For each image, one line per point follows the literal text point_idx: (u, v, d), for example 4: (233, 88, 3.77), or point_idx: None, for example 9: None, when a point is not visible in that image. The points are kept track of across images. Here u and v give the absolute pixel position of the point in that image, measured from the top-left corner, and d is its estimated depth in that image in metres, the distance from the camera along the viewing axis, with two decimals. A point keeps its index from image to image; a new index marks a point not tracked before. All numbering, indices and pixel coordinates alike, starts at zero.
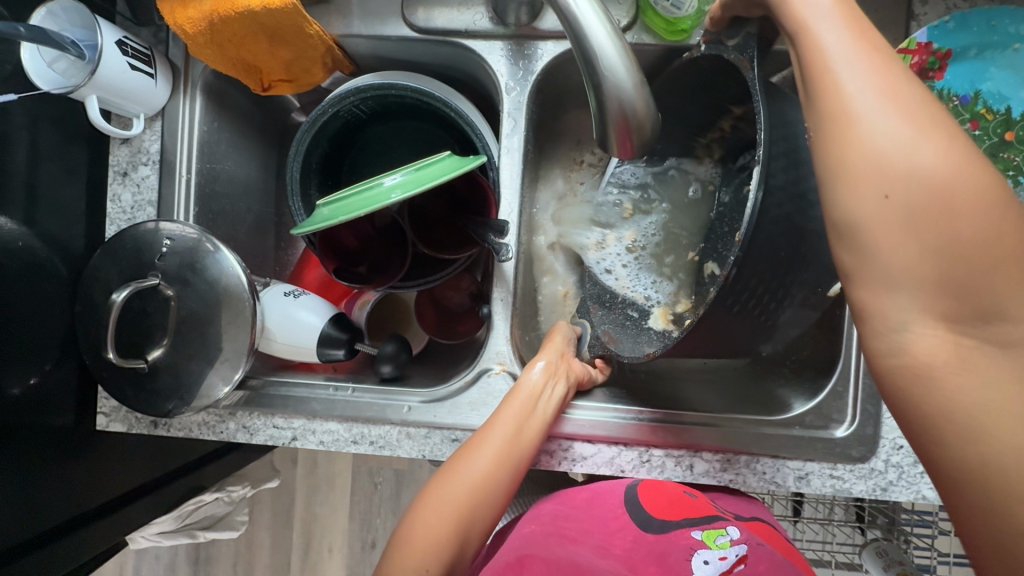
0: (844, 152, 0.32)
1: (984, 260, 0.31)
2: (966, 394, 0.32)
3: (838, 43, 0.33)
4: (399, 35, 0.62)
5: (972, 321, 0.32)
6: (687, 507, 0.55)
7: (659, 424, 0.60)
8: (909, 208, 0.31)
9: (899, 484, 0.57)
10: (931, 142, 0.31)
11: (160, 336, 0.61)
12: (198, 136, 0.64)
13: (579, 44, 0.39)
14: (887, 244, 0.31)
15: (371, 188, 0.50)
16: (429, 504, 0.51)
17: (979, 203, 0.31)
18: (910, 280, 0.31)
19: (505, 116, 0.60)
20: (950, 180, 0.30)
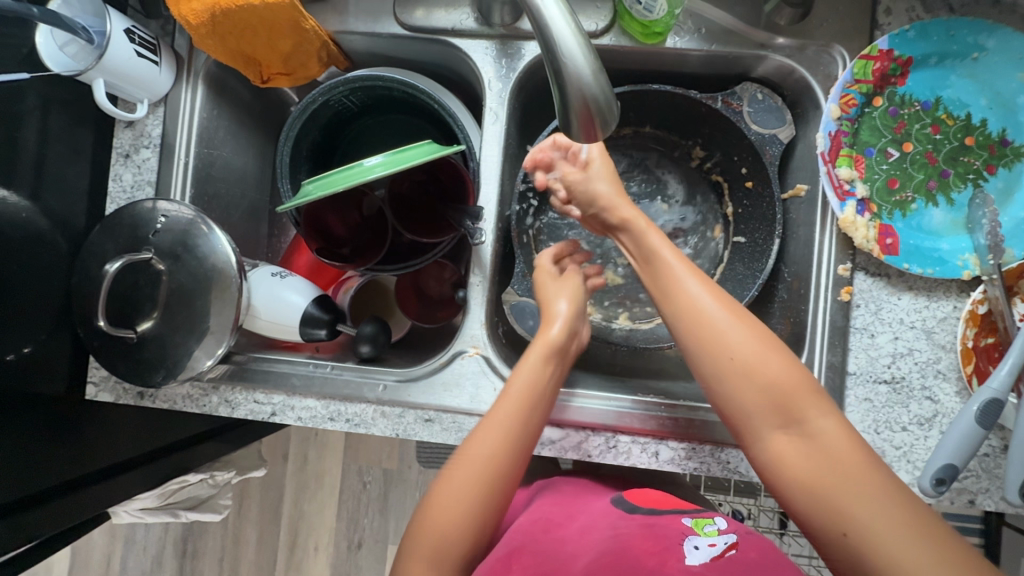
0: (693, 334, 0.48)
1: (792, 391, 0.45)
2: (816, 479, 0.43)
3: (677, 262, 0.52)
4: (390, 32, 0.65)
5: (805, 432, 0.44)
6: (672, 504, 0.60)
7: (628, 411, 0.61)
8: (731, 359, 0.46)
9: None
10: (731, 311, 0.48)
11: (150, 308, 0.64)
12: (197, 122, 0.68)
13: (544, 33, 0.42)
14: (734, 387, 0.46)
15: (351, 168, 0.52)
16: (449, 497, 0.50)
17: (776, 352, 0.46)
18: (751, 413, 0.46)
19: (487, 112, 0.63)
20: (758, 345, 0.46)
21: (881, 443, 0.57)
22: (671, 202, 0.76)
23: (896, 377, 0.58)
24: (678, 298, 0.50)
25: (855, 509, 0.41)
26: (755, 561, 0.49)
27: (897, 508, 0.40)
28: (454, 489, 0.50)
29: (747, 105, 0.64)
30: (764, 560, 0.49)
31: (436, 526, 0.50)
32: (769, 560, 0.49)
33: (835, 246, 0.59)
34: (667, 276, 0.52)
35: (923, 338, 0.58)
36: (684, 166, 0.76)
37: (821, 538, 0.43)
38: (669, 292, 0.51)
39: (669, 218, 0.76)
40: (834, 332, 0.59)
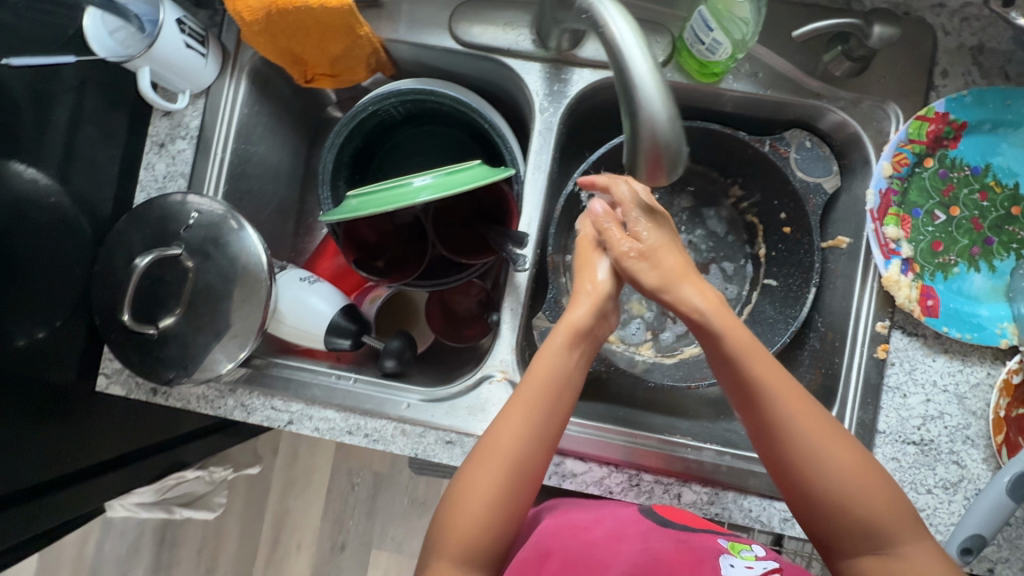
0: (777, 446, 0.47)
1: (880, 515, 0.45)
2: None
3: (749, 354, 0.48)
4: (443, 46, 0.64)
5: (896, 555, 0.44)
6: (703, 522, 0.56)
7: (652, 450, 0.60)
8: (794, 468, 0.46)
9: None
10: (809, 412, 0.47)
11: (173, 304, 0.62)
12: (238, 117, 0.66)
13: (624, 77, 0.41)
14: (822, 508, 0.46)
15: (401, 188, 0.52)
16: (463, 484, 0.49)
17: (868, 471, 0.45)
18: (827, 514, 0.46)
19: (535, 135, 0.63)
20: (847, 463, 0.46)
21: None
22: (701, 237, 0.76)
23: (924, 439, 0.57)
24: (761, 405, 0.48)
25: None
26: None
27: None
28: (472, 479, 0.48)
29: (795, 152, 0.64)
30: None
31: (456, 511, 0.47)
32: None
33: (874, 302, 0.59)
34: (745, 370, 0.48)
35: (955, 402, 0.57)
36: (718, 204, 0.76)
37: None
38: (753, 395, 0.48)
39: (699, 254, 0.76)
40: (868, 388, 0.58)
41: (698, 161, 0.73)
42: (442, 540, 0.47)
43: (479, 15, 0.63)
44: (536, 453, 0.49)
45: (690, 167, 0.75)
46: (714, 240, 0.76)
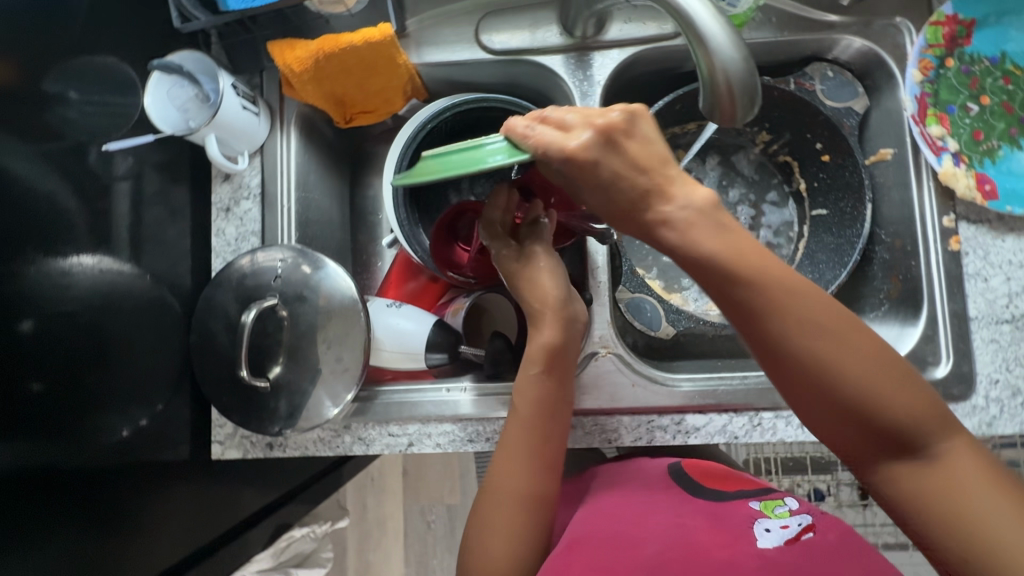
0: (829, 402, 0.38)
1: (932, 469, 0.38)
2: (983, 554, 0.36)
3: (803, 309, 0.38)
4: (474, 58, 0.68)
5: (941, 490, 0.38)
6: (740, 482, 0.57)
7: (768, 387, 0.62)
8: (848, 446, 0.40)
9: (1004, 417, 0.59)
10: (869, 384, 0.37)
11: (276, 354, 0.63)
12: (294, 167, 0.69)
13: (691, 29, 0.44)
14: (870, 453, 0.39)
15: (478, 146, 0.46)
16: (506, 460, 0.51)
17: (926, 418, 0.38)
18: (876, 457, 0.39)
19: None
20: (911, 415, 0.38)
21: (1016, 380, 0.59)
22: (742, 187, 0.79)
23: (1015, 315, 0.60)
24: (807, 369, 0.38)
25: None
26: (832, 541, 0.47)
27: None
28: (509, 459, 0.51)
29: (819, 84, 0.68)
30: (842, 542, 0.47)
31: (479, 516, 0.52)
32: (850, 542, 0.47)
33: (935, 200, 0.63)
34: (796, 326, 0.38)
35: None
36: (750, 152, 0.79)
37: None
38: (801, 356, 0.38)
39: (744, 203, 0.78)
40: (950, 279, 0.61)
41: None
42: (485, 504, 0.51)
43: (504, 23, 0.67)
44: (552, 443, 0.53)
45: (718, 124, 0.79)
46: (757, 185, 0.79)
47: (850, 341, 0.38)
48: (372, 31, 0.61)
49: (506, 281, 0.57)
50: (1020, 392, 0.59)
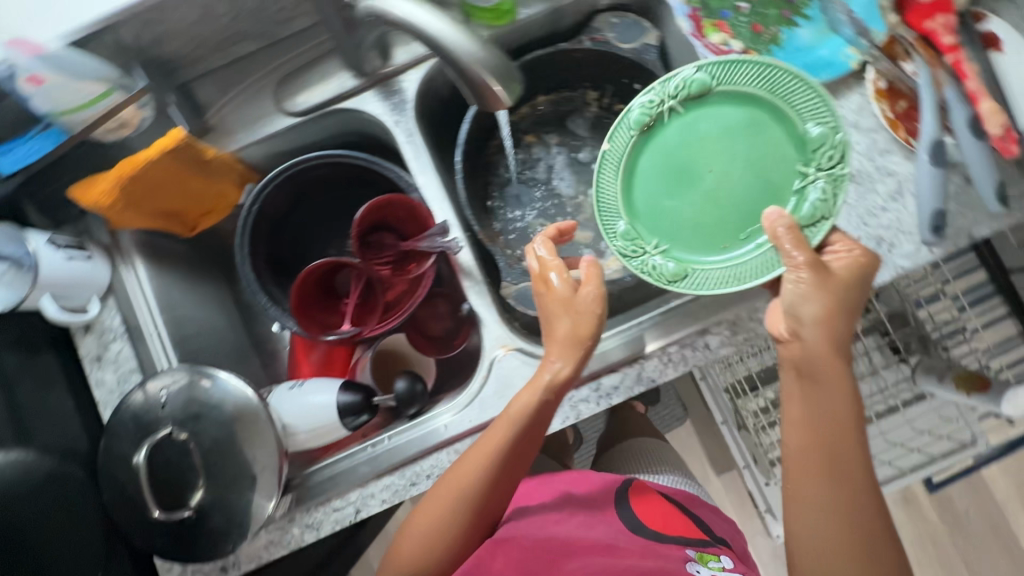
0: (829, 420, 0.49)
1: (854, 505, 0.48)
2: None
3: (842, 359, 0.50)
4: (284, 126, 0.68)
5: (868, 541, 0.47)
6: (678, 526, 0.69)
7: (664, 323, 0.64)
8: (804, 523, 0.49)
9: (878, 267, 0.63)
10: (841, 420, 0.49)
11: (194, 479, 0.62)
12: (151, 293, 0.67)
13: (430, 40, 0.47)
14: (806, 482, 0.49)
15: (642, 144, 0.57)
16: (448, 484, 0.57)
17: (866, 472, 0.49)
18: (819, 488, 0.48)
19: (406, 147, 0.67)
20: (862, 470, 0.49)
21: (876, 231, 0.63)
22: (588, 150, 0.82)
23: (852, 173, 0.64)
24: (835, 397, 0.49)
25: None
26: None
27: None
28: (458, 495, 0.56)
29: (610, 33, 0.71)
30: None
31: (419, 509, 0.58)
32: None
33: None
34: (824, 360, 0.50)
35: (853, 132, 0.64)
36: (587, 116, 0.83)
37: None
38: (830, 379, 0.50)
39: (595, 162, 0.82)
40: None
41: (549, 93, 0.81)
42: (419, 514, 0.58)
43: (299, 84, 0.68)
44: (512, 475, 0.57)
45: (545, 101, 0.82)
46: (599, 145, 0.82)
47: (828, 431, 0.49)
48: (165, 141, 0.60)
49: (548, 312, 0.55)
50: (883, 240, 0.62)
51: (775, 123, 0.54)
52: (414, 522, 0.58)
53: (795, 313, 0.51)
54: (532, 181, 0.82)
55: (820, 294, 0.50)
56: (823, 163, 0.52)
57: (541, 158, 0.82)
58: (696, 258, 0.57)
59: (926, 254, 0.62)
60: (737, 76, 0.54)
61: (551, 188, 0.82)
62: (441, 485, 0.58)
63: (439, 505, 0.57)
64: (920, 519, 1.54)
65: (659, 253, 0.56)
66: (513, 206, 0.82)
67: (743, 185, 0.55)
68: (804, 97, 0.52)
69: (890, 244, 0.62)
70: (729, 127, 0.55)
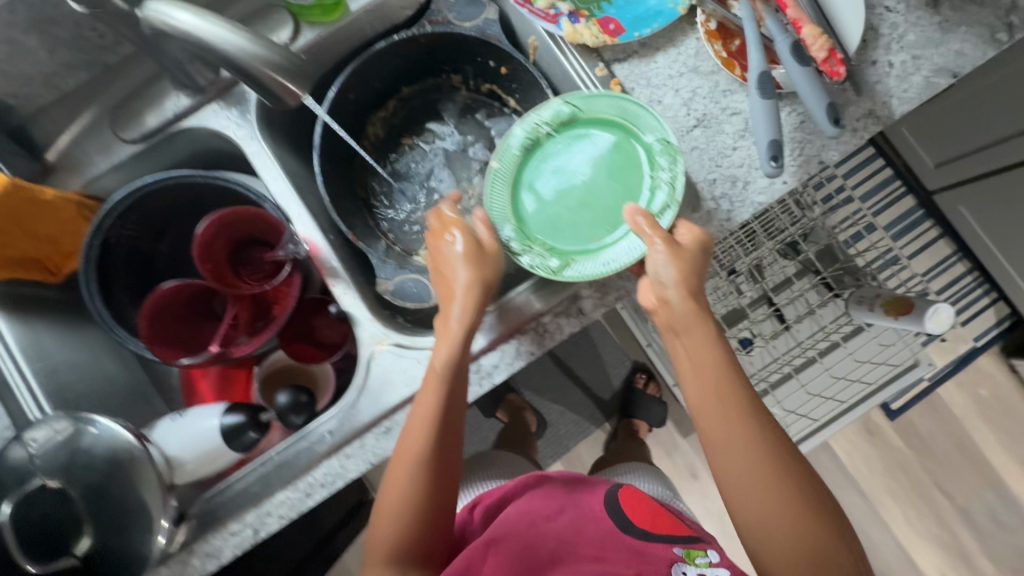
0: (703, 371, 0.54)
1: (750, 442, 0.53)
2: (759, 508, 0.53)
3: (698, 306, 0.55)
4: (127, 154, 0.66)
5: (772, 472, 0.53)
6: (668, 524, 0.68)
7: (537, 294, 0.63)
8: (729, 464, 0.54)
9: (736, 206, 0.63)
10: (716, 366, 0.54)
11: (79, 527, 0.59)
12: (15, 345, 0.65)
13: (203, 43, 0.46)
14: (710, 431, 0.54)
15: (519, 159, 0.62)
16: (395, 469, 0.57)
17: (750, 407, 0.54)
18: (717, 435, 0.54)
19: (257, 158, 0.65)
20: (744, 406, 0.54)
21: (729, 170, 0.63)
22: (461, 136, 0.82)
23: (699, 117, 0.64)
24: (698, 348, 0.54)
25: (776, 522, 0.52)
26: None
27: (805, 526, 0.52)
28: (405, 472, 0.56)
29: (450, 12, 0.71)
30: None
31: (383, 504, 0.58)
32: None
33: (582, 60, 0.65)
34: (683, 319, 0.55)
35: (695, 76, 0.64)
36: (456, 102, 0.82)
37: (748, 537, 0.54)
38: (688, 334, 0.54)
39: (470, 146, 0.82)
40: None
41: (413, 84, 0.81)
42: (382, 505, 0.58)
43: (134, 109, 0.66)
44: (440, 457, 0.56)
45: (411, 93, 0.82)
46: (472, 130, 0.82)
47: (715, 374, 0.54)
48: None
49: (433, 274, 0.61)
50: (736, 178, 0.62)
51: (628, 140, 0.61)
52: (382, 515, 0.58)
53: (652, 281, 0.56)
54: (409, 175, 0.81)
55: (673, 264, 0.54)
56: (666, 164, 0.58)
57: (416, 151, 0.82)
58: (575, 249, 0.60)
59: (779, 186, 0.62)
60: (600, 106, 0.61)
61: (430, 179, 0.81)
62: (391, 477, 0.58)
63: (392, 494, 0.57)
64: None
65: (541, 250, 0.59)
66: (394, 203, 0.81)
67: (606, 192, 0.62)
68: (650, 122, 0.60)
69: (744, 181, 0.63)
70: (588, 144, 0.62)
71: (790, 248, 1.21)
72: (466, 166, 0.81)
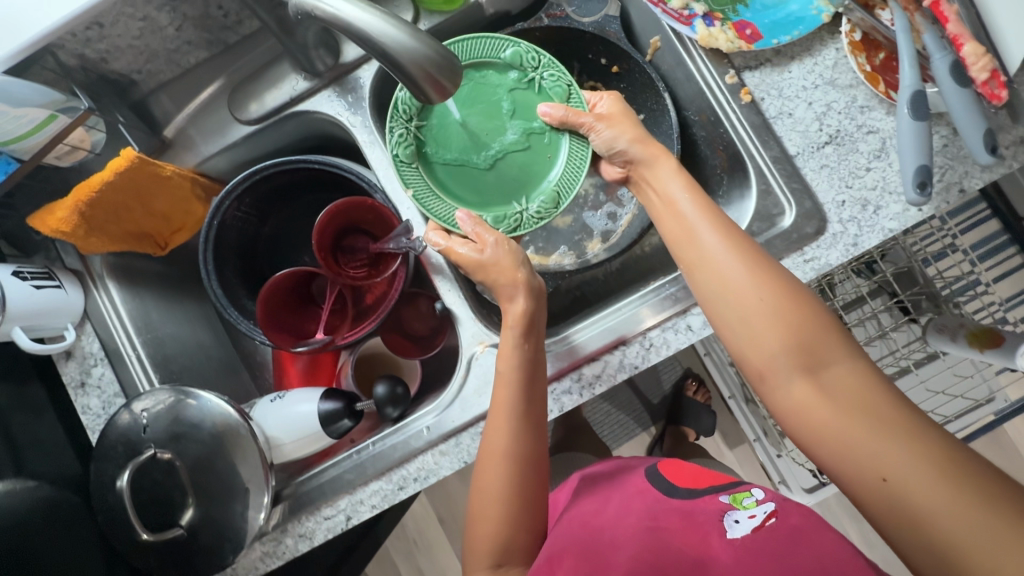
0: (708, 271, 0.50)
1: (794, 337, 0.46)
2: (826, 420, 0.43)
3: (692, 210, 0.54)
4: (241, 135, 0.66)
5: (820, 369, 0.45)
6: (711, 478, 0.63)
7: (646, 306, 0.62)
8: (755, 357, 0.47)
9: (865, 232, 0.59)
10: (716, 256, 0.50)
11: (183, 496, 0.62)
12: (127, 316, 0.68)
13: (366, 38, 0.44)
14: (738, 343, 0.48)
15: (427, 167, 0.64)
16: (487, 473, 0.56)
17: (781, 295, 0.47)
18: (743, 342, 0.48)
19: (368, 147, 0.65)
20: (766, 291, 0.47)
21: (860, 193, 0.60)
22: None
23: (833, 134, 0.60)
24: (701, 249, 0.51)
25: (856, 436, 0.41)
26: (796, 526, 0.51)
27: (898, 437, 0.40)
28: (494, 470, 0.55)
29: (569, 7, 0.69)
30: (806, 523, 0.52)
31: (476, 517, 0.56)
32: (811, 522, 0.52)
33: (711, 65, 0.63)
34: (677, 228, 0.54)
35: (831, 90, 0.61)
36: None
37: (846, 471, 0.42)
38: (687, 242, 0.53)
39: None
40: (759, 130, 0.61)
41: None
42: (473, 518, 0.57)
43: (251, 90, 0.66)
44: (534, 443, 0.56)
45: None
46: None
47: (715, 260, 0.50)
48: (117, 161, 0.59)
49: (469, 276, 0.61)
50: (868, 203, 0.59)
51: (505, 72, 0.64)
52: (476, 520, 0.57)
53: (660, 207, 0.57)
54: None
55: (682, 195, 0.55)
56: (535, 62, 0.63)
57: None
58: (547, 178, 0.64)
59: (915, 214, 0.58)
60: None
61: None
62: (482, 477, 0.56)
63: (489, 505, 0.55)
64: None
65: (518, 208, 0.64)
66: None
67: (526, 127, 0.64)
68: (490, 44, 0.63)
69: (876, 207, 0.59)
70: (480, 87, 0.64)
71: (865, 267, 1.12)
72: None
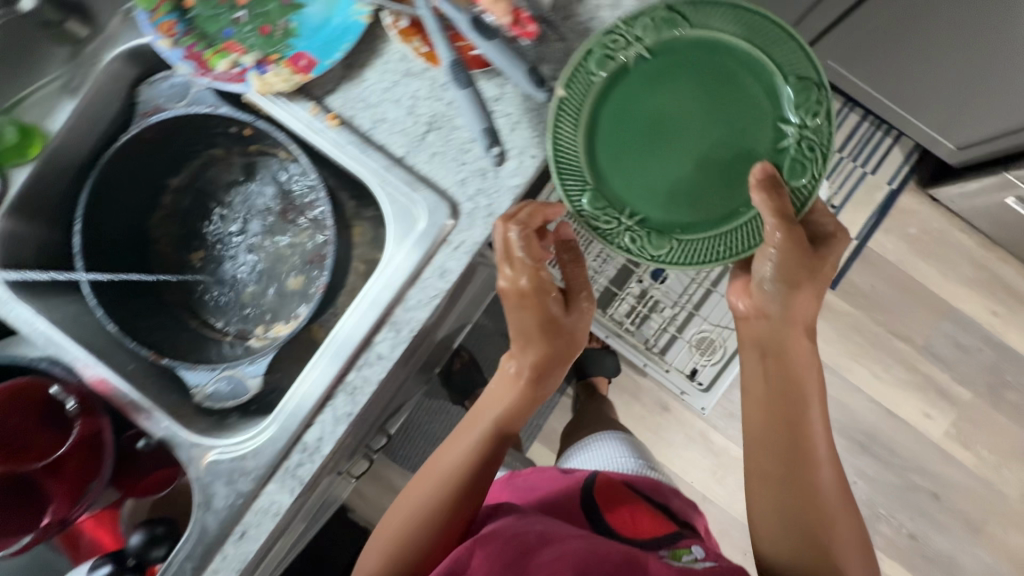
0: (796, 435, 0.66)
1: (797, 460, 0.66)
2: (779, 517, 0.66)
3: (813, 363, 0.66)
4: None
5: (817, 507, 0.65)
6: (652, 526, 0.77)
7: (334, 356, 0.61)
8: (747, 423, 0.69)
9: (494, 197, 0.60)
10: (790, 397, 0.66)
11: None
12: None
13: None
14: (761, 456, 0.67)
15: (586, 137, 0.58)
16: (417, 494, 0.70)
17: (829, 461, 0.67)
18: (781, 467, 0.66)
19: (18, 320, 0.63)
20: (818, 449, 0.66)
21: (474, 165, 0.60)
22: (244, 202, 0.80)
23: (428, 120, 0.60)
24: (788, 376, 0.65)
25: (808, 544, 0.65)
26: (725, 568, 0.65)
27: (828, 540, 0.65)
28: (428, 499, 0.69)
29: (158, 99, 0.67)
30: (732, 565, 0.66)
31: (386, 523, 0.70)
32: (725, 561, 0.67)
33: (289, 105, 0.61)
34: (786, 306, 0.63)
35: (408, 79, 0.60)
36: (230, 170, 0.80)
37: (776, 537, 0.66)
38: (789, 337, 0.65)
39: (256, 207, 0.80)
40: (361, 144, 0.61)
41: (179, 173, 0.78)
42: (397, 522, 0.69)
43: None
44: (479, 481, 0.70)
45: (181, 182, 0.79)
46: (261, 197, 0.80)
47: (761, 325, 0.65)
48: None
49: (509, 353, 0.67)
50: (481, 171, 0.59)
51: (727, 49, 0.56)
52: (387, 531, 0.69)
53: (738, 231, 0.58)
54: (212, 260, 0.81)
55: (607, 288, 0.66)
56: (788, 96, 0.55)
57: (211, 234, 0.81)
58: (674, 224, 0.59)
59: (528, 163, 0.59)
60: (709, 18, 0.54)
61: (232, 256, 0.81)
62: (414, 506, 0.69)
63: (407, 502, 0.70)
64: (835, 316, 1.56)
65: (626, 224, 0.59)
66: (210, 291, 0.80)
67: (680, 179, 0.59)
68: (720, 17, 0.54)
69: (492, 172, 0.60)
70: (681, 75, 0.57)
71: None
72: (261, 229, 0.80)
